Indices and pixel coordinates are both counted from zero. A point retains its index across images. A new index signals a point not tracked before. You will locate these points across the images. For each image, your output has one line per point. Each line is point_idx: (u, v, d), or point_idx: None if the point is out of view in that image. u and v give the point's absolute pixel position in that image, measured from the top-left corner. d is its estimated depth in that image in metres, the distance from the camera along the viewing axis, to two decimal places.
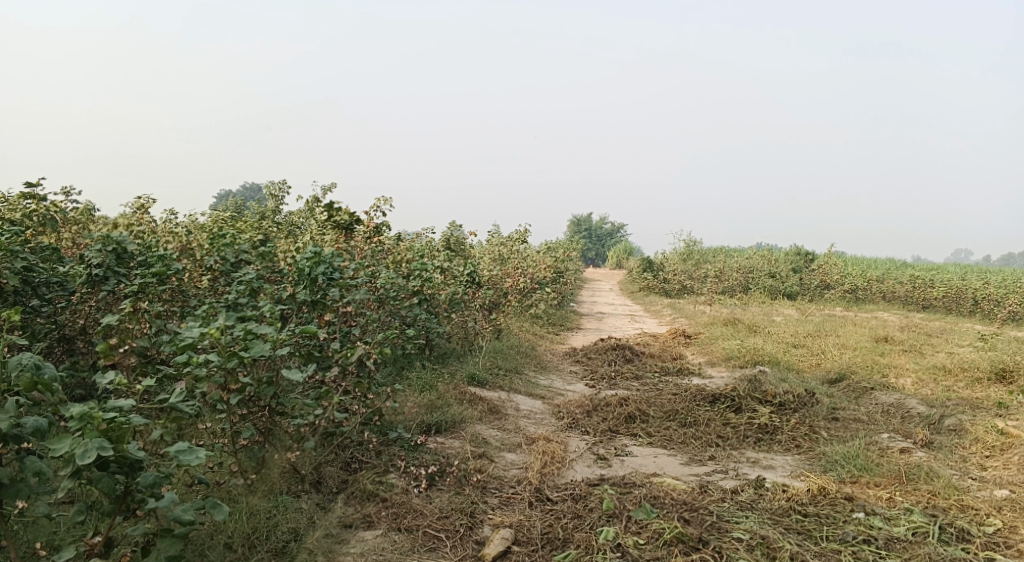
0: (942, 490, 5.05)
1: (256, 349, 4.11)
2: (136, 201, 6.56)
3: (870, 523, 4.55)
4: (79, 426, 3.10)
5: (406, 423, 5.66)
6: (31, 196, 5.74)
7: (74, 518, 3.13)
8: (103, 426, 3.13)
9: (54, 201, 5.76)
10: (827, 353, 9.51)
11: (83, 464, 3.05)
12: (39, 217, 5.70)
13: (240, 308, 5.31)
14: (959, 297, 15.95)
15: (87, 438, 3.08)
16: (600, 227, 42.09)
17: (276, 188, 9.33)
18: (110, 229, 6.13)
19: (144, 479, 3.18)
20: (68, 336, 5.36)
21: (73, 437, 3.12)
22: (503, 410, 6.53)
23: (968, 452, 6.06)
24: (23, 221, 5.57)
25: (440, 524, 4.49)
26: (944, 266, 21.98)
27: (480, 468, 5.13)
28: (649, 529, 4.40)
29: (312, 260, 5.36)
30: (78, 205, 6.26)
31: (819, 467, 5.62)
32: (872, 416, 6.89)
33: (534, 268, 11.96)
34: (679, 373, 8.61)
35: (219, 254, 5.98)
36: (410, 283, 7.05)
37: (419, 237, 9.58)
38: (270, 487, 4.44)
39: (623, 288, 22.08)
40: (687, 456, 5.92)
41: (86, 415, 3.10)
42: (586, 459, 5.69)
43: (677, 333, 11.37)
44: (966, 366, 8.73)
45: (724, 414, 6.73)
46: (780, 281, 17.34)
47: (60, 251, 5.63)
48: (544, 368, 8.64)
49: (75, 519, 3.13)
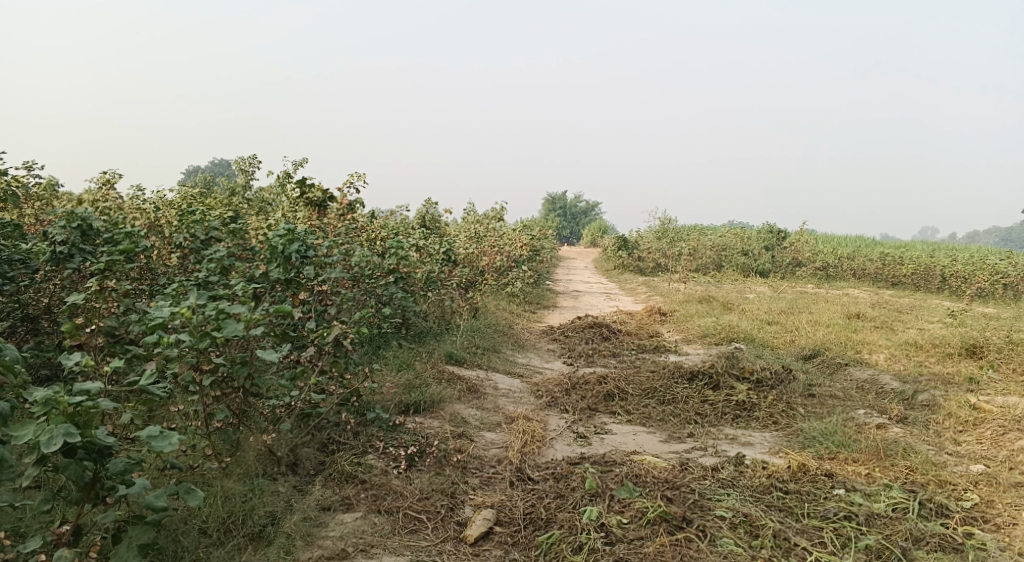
0: (919, 465, 5.07)
1: (229, 329, 3.99)
2: (101, 176, 6.38)
3: (851, 500, 4.55)
4: (44, 411, 2.98)
5: (384, 403, 5.58)
6: None
7: (40, 507, 3.02)
8: (70, 410, 3.01)
9: (15, 176, 5.56)
10: (801, 330, 9.54)
11: (49, 451, 2.94)
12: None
13: (211, 287, 5.18)
14: (927, 274, 16.12)
15: (53, 424, 2.96)
16: (575, 205, 42.01)
17: (246, 163, 9.14)
18: (75, 205, 5.96)
19: (114, 466, 3.07)
20: (32, 315, 5.24)
21: (38, 423, 3.01)
22: (481, 389, 6.46)
23: (942, 427, 6.10)
24: None
25: (421, 505, 4.43)
26: (913, 243, 22.19)
27: (460, 448, 5.08)
28: (632, 508, 4.37)
29: (286, 237, 5.24)
30: (41, 181, 6.08)
31: (798, 444, 5.62)
32: (847, 392, 6.92)
33: (510, 245, 11.87)
34: (656, 350, 8.60)
35: (189, 231, 5.80)
36: (385, 262, 6.96)
37: (393, 215, 9.45)
38: (245, 470, 4.34)
39: (598, 266, 22.06)
40: (666, 433, 5.90)
41: (51, 400, 2.99)
42: (566, 437, 5.65)
43: (653, 311, 11.39)
44: (937, 342, 8.80)
45: (702, 391, 6.71)
46: (753, 259, 17.42)
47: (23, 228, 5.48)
48: (521, 346, 8.59)
49: (42, 508, 3.02)
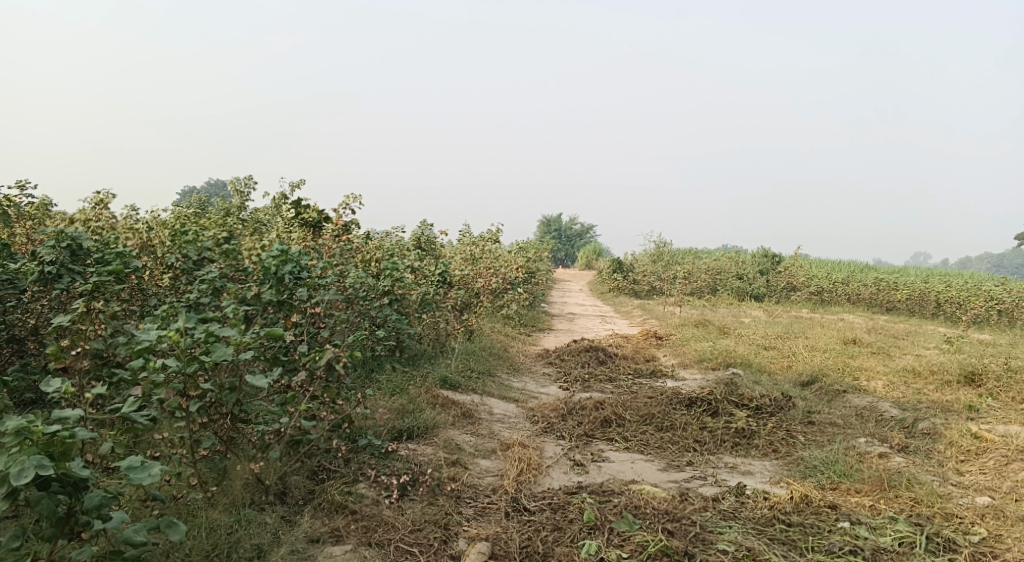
0: (925, 497, 4.96)
1: (218, 353, 3.89)
2: (94, 197, 6.29)
3: (856, 533, 4.45)
4: (16, 441, 2.85)
5: (377, 429, 5.46)
6: None
7: (9, 544, 2.86)
8: (44, 441, 2.87)
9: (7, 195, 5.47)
10: (798, 355, 9.45)
11: (19, 484, 2.79)
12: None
13: (202, 309, 5.08)
14: (922, 300, 16.08)
15: (24, 454, 2.82)
16: (570, 228, 42.06)
17: (242, 184, 9.07)
18: (66, 225, 5.86)
19: (90, 500, 2.93)
20: (18, 337, 5.13)
21: (10, 453, 2.87)
22: (476, 415, 6.34)
23: (944, 456, 5.99)
24: None
25: (413, 538, 4.30)
26: (906, 268, 22.21)
27: (453, 476, 4.96)
28: (632, 542, 4.26)
29: (279, 258, 5.14)
30: (34, 200, 5.99)
31: (799, 473, 5.50)
32: (847, 419, 6.80)
33: (507, 267, 11.77)
34: (653, 376, 8.47)
35: (181, 251, 5.69)
36: (380, 283, 6.88)
37: (388, 236, 9.37)
38: (232, 500, 4.23)
39: (594, 289, 21.99)
40: (665, 461, 5.78)
41: (24, 430, 2.85)
42: (563, 465, 5.53)
43: (649, 335, 11.28)
44: (936, 368, 8.70)
45: (701, 418, 6.59)
46: (747, 283, 17.35)
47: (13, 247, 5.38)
48: (516, 370, 8.46)
49: (11, 545, 2.86)
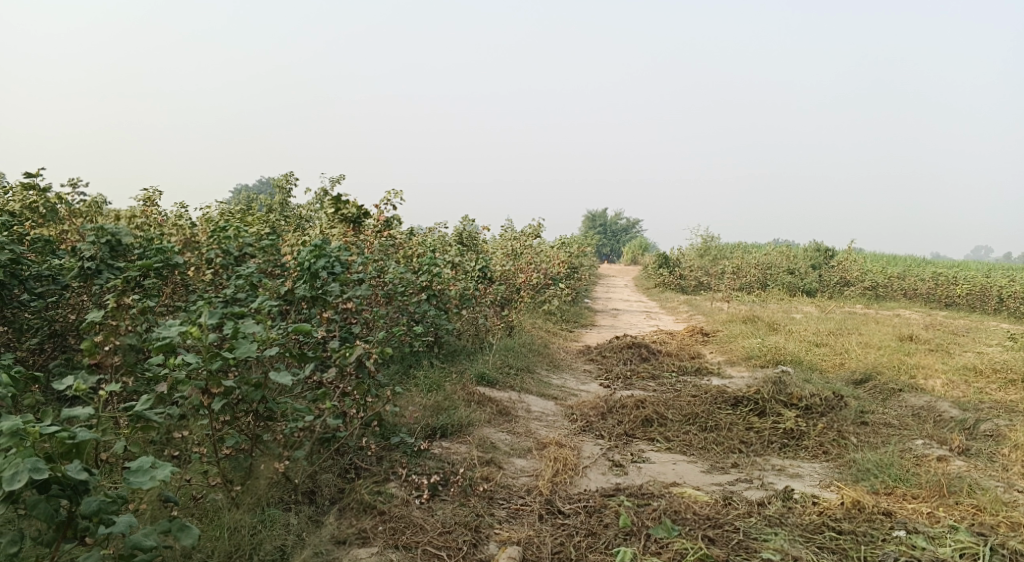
0: (988, 504, 4.65)
1: (242, 349, 3.79)
2: (143, 193, 6.23)
3: (913, 543, 4.17)
4: (12, 444, 2.77)
5: (410, 427, 5.31)
6: (32, 185, 5.33)
7: (6, 550, 2.77)
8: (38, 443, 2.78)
9: (57, 191, 5.38)
10: (851, 353, 9.09)
11: (13, 489, 2.70)
12: (40, 208, 5.34)
13: (238, 304, 4.97)
14: (982, 295, 15.51)
15: (19, 457, 2.73)
16: (615, 222, 41.70)
17: (283, 179, 9.01)
18: (112, 221, 5.82)
19: (88, 505, 2.83)
20: (59, 332, 5.04)
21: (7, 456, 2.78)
22: (513, 413, 6.17)
23: (1008, 459, 5.63)
24: (22, 213, 5.25)
25: (441, 541, 4.14)
26: (966, 263, 21.44)
27: (487, 476, 4.79)
28: (670, 549, 4.07)
29: (314, 253, 5.05)
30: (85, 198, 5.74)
31: (851, 477, 5.21)
32: (903, 420, 6.46)
33: (548, 264, 11.57)
34: (698, 373, 8.21)
35: (220, 247, 5.57)
36: (418, 278, 6.75)
37: (430, 232, 9.23)
38: (256, 500, 4.12)
39: (639, 284, 21.70)
40: (709, 463, 5.53)
41: (18, 430, 2.77)
42: (601, 466, 5.33)
43: (695, 331, 11.00)
44: (998, 367, 8.29)
45: (747, 418, 6.33)
46: (799, 278, 16.72)
47: (61, 245, 5.28)
48: (557, 367, 8.27)
49: (8, 552, 2.76)
